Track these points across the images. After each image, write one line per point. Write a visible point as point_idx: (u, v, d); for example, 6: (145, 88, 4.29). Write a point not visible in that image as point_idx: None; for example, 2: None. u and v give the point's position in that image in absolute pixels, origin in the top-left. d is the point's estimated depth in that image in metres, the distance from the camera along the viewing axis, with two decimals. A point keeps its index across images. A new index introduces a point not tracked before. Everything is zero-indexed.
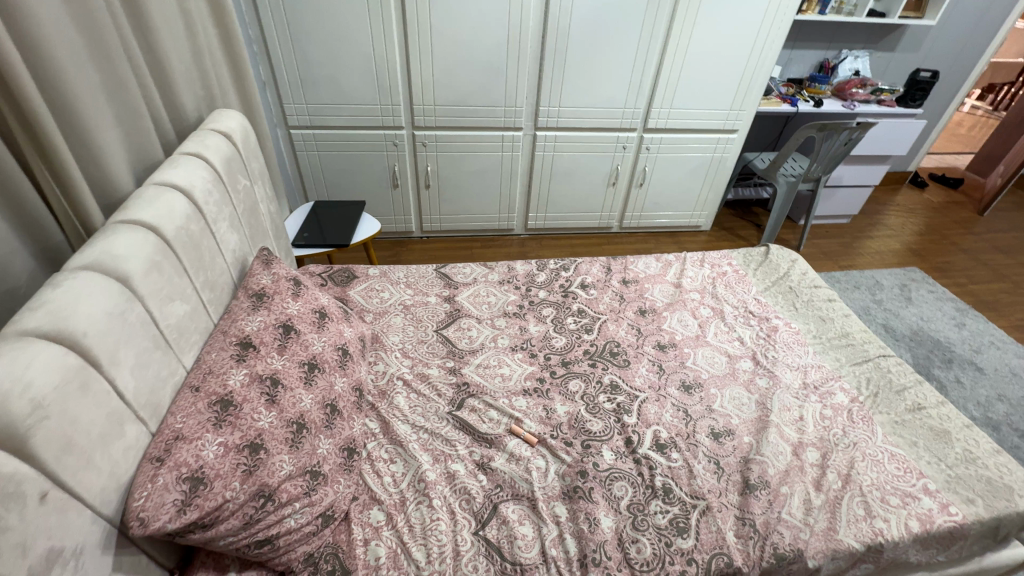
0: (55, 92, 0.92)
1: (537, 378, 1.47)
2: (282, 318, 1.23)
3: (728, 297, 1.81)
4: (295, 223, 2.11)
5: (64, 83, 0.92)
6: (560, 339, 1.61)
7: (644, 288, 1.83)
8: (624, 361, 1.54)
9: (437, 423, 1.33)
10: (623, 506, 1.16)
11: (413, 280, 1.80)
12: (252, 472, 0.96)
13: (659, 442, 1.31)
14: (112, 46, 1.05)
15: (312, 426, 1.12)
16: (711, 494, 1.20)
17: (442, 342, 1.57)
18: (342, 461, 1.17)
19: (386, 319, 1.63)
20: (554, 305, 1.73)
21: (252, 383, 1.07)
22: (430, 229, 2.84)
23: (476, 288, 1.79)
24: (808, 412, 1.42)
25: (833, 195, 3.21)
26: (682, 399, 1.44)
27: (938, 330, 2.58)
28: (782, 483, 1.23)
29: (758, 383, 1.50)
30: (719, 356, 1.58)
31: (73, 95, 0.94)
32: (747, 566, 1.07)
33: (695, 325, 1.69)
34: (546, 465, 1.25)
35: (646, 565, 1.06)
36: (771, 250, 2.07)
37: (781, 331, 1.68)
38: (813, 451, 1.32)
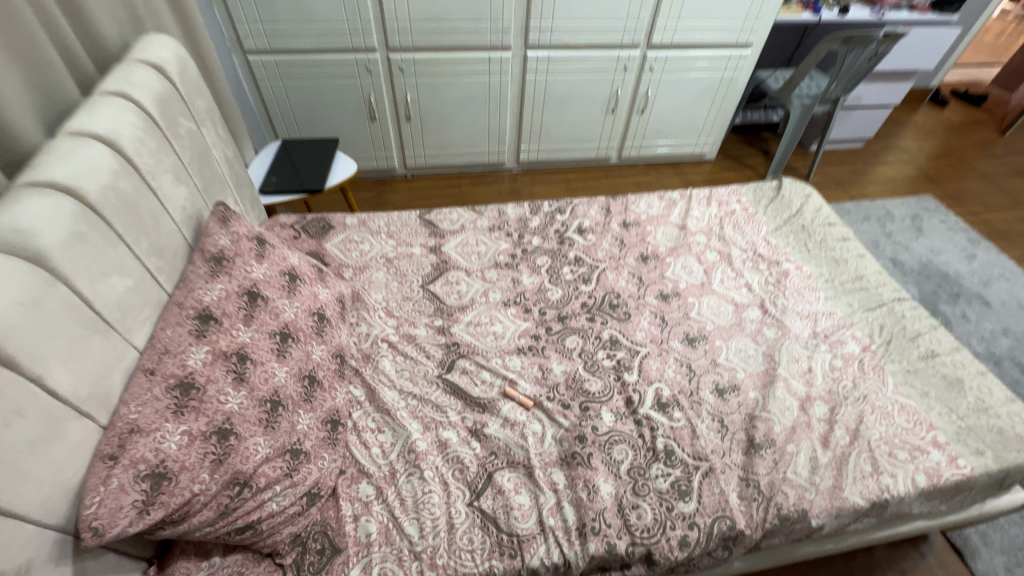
0: None
1: (531, 336, 1.38)
2: (246, 285, 1.10)
3: (736, 239, 1.68)
4: (263, 166, 1.90)
5: None
6: (556, 291, 1.49)
7: (646, 232, 1.69)
8: (625, 314, 1.44)
9: (426, 388, 1.25)
10: (623, 471, 1.11)
11: (395, 229, 1.65)
12: (223, 460, 0.88)
13: (661, 400, 1.25)
14: None
15: (289, 402, 1.04)
16: (714, 455, 1.15)
17: (429, 299, 1.46)
18: (326, 434, 1.10)
19: (366, 274, 1.51)
20: (549, 254, 1.60)
21: (216, 361, 0.97)
22: (414, 166, 2.63)
23: (464, 236, 1.64)
24: (816, 364, 1.35)
25: (849, 118, 2.97)
26: (686, 353, 1.36)
27: (947, 262, 2.49)
28: (788, 441, 1.18)
29: (765, 333, 1.41)
30: (725, 306, 1.48)
31: None
32: (750, 529, 1.05)
33: (700, 272, 1.58)
34: (543, 429, 1.18)
35: (646, 532, 1.03)
36: (784, 183, 1.90)
37: (792, 276, 1.57)
38: (821, 405, 1.26)
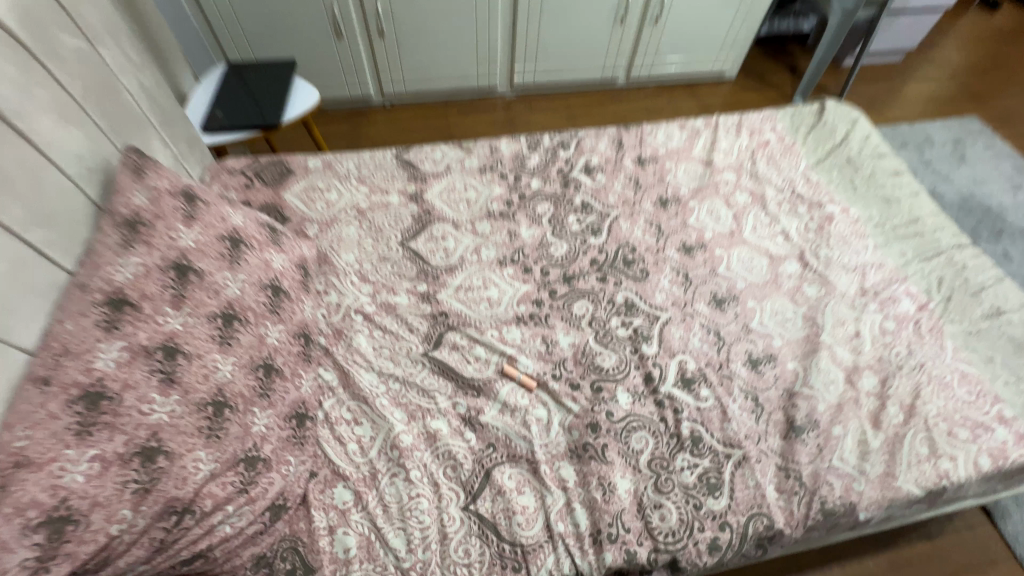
0: None
1: (533, 302, 1.17)
2: (171, 256, 0.87)
3: (771, 177, 1.43)
4: (207, 95, 1.58)
5: None
6: (560, 246, 1.26)
7: (665, 169, 1.43)
8: (642, 272, 1.22)
9: (409, 368, 1.06)
10: (643, 463, 0.95)
11: (368, 173, 1.38)
12: (151, 489, 0.71)
13: (685, 376, 1.07)
14: None
15: (239, 402, 0.85)
16: (748, 441, 0.99)
17: (410, 259, 1.23)
18: (290, 433, 0.92)
19: (334, 230, 1.26)
20: (551, 200, 1.35)
21: (134, 360, 0.76)
22: (392, 94, 2.28)
23: (450, 180, 1.38)
24: (865, 327, 1.15)
25: (891, 26, 2.59)
26: (713, 317, 1.16)
27: (991, 194, 2.24)
28: (833, 423, 1.01)
29: (806, 292, 1.21)
30: (759, 258, 1.26)
31: None
32: (789, 528, 0.91)
33: (729, 218, 1.34)
34: (548, 416, 1.01)
35: (671, 536, 0.89)
36: (827, 105, 1.60)
37: (837, 220, 1.34)
38: (871, 376, 1.08)
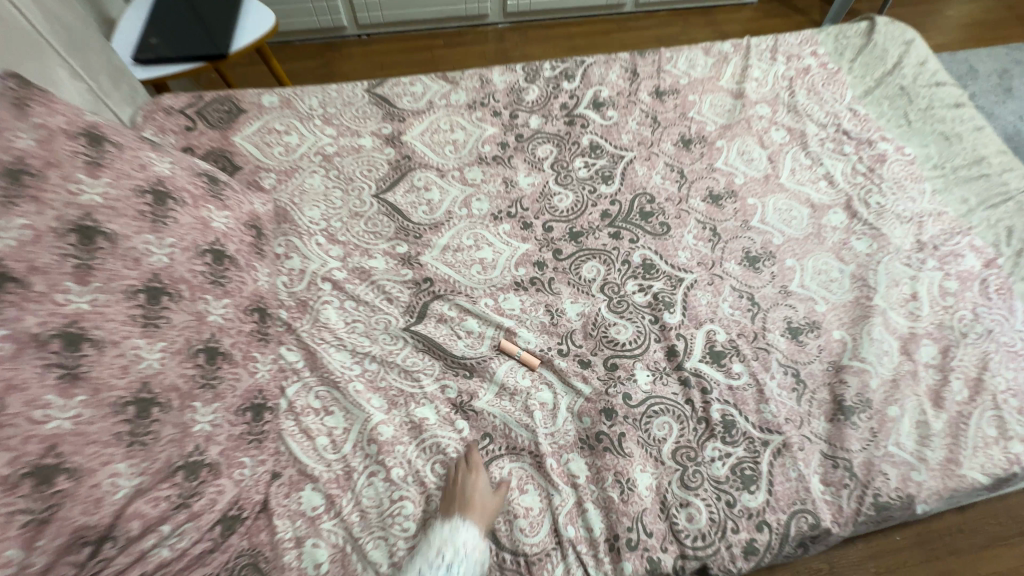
0: None
1: (534, 264, 0.98)
2: (71, 215, 0.66)
3: (812, 110, 1.21)
4: (139, 19, 1.31)
5: None
6: (565, 197, 1.07)
7: (687, 103, 1.21)
8: (662, 226, 1.03)
9: (389, 346, 0.90)
10: (667, 454, 0.81)
11: (334, 112, 1.16)
12: (49, 519, 0.55)
13: (715, 350, 0.91)
14: None
15: (173, 398, 0.69)
16: (789, 425, 0.84)
17: (387, 215, 1.03)
18: (244, 430, 0.76)
19: (296, 181, 1.06)
20: (554, 141, 1.14)
21: (21, 352, 0.57)
22: (368, 23, 1.98)
23: (433, 119, 1.16)
24: (923, 287, 0.98)
25: None
26: (746, 279, 0.99)
27: None
28: (888, 402, 0.86)
29: (854, 247, 1.03)
30: (799, 208, 1.08)
31: None
32: (837, 526, 0.78)
33: (764, 161, 1.14)
34: (554, 400, 0.86)
35: (700, 540, 0.76)
36: (878, 23, 1.35)
37: (889, 162, 1.14)
38: (929, 346, 0.93)
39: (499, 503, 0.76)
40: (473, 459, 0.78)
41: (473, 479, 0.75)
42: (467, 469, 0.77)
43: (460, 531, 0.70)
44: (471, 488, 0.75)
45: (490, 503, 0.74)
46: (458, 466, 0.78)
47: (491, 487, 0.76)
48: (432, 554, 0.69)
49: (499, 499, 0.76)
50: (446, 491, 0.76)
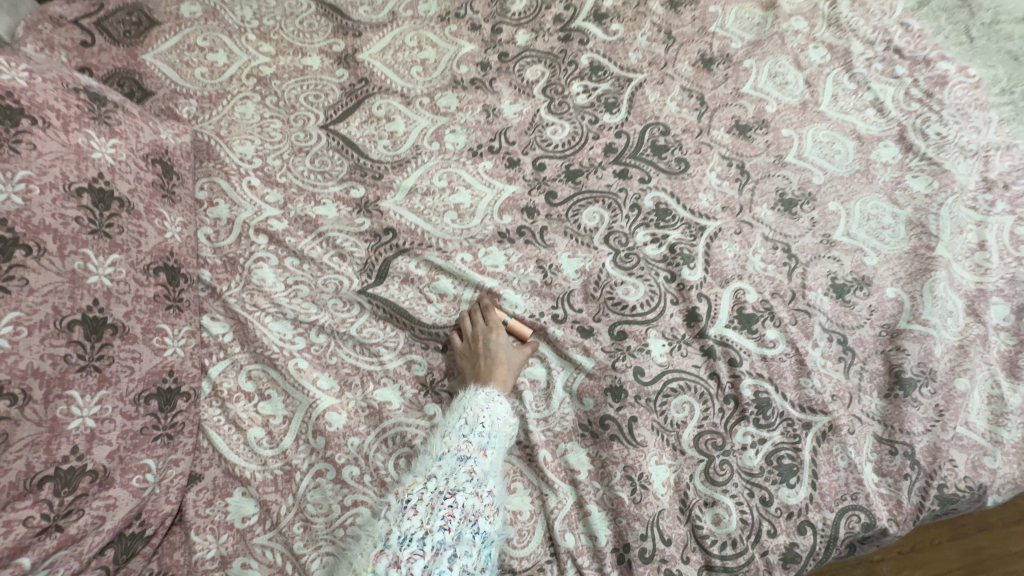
0: None
1: (522, 210, 0.80)
2: None
3: (857, 24, 1.00)
4: None
5: None
6: (561, 128, 0.87)
7: (708, 14, 0.99)
8: (678, 163, 0.84)
9: (341, 313, 0.72)
10: (687, 442, 0.65)
11: (272, 24, 0.93)
12: None
13: (744, 313, 0.74)
14: None
15: (33, 387, 0.50)
16: (836, 404, 0.69)
17: (340, 151, 0.83)
18: (147, 424, 0.59)
19: (223, 110, 0.84)
20: (546, 60, 0.93)
21: None
22: None
23: (396, 33, 0.94)
24: (993, 235, 0.81)
25: None
26: (780, 226, 0.81)
27: None
28: (956, 373, 0.71)
29: (911, 187, 0.85)
30: (843, 141, 0.89)
31: None
32: (895, 525, 0.64)
33: (800, 84, 0.94)
34: (547, 376, 0.69)
35: (729, 547, 0.61)
36: None
37: (950, 84, 0.94)
38: (1001, 305, 0.77)
39: (524, 359, 0.68)
40: (493, 316, 0.69)
41: (496, 337, 0.67)
42: (488, 327, 0.68)
43: (495, 399, 0.62)
44: (495, 347, 0.66)
45: (516, 360, 0.67)
46: (477, 324, 0.69)
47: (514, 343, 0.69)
48: (471, 418, 0.61)
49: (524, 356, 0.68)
50: (465, 351, 0.68)
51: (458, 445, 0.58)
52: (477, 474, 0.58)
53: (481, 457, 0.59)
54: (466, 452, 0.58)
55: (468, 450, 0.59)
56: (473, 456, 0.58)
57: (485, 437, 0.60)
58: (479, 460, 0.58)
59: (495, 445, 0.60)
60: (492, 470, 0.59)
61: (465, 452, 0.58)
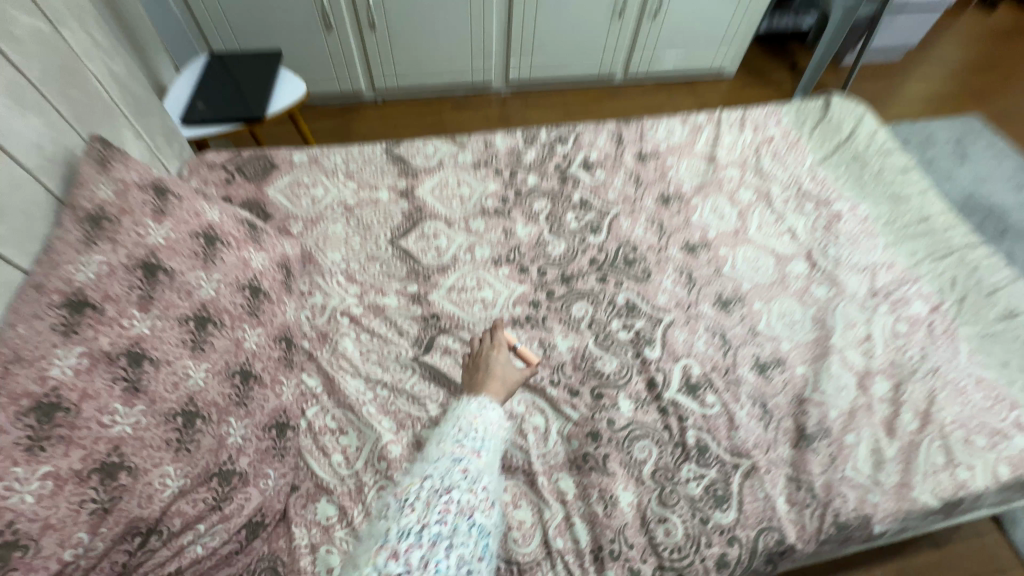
0: None
1: (529, 303, 1.11)
2: (138, 254, 0.80)
3: (776, 173, 1.38)
4: (189, 86, 1.51)
5: None
6: (558, 245, 1.21)
7: (666, 166, 1.37)
8: (643, 272, 1.17)
9: (398, 373, 1.01)
10: (647, 474, 0.90)
11: (356, 168, 1.32)
12: (111, 508, 0.64)
13: (690, 382, 1.01)
14: None
15: (213, 411, 0.79)
16: (757, 450, 0.94)
17: (401, 258, 1.17)
18: (270, 444, 0.86)
19: (320, 228, 1.20)
20: (549, 196, 1.29)
21: (95, 368, 0.70)
22: (384, 88, 2.25)
23: (443, 175, 1.32)
24: (877, 329, 1.10)
25: (894, 21, 2.56)
26: (718, 319, 1.11)
27: (993, 194, 2.20)
28: (846, 430, 0.96)
29: (815, 292, 1.16)
30: (765, 258, 1.21)
31: None
32: (802, 542, 0.86)
33: (734, 216, 1.29)
34: (546, 424, 0.95)
35: (676, 553, 0.83)
36: (833, 100, 1.55)
37: (845, 218, 1.29)
38: (883, 381, 1.03)
39: (520, 374, 0.93)
40: (498, 338, 0.97)
41: (495, 355, 0.93)
42: (491, 346, 0.95)
43: (486, 407, 0.83)
44: (494, 360, 0.93)
45: (511, 373, 0.92)
46: (484, 343, 0.96)
47: (510, 362, 0.94)
48: (465, 425, 0.81)
49: (515, 375, 0.92)
50: (471, 363, 0.94)
51: (452, 450, 0.77)
52: (470, 474, 0.75)
53: (473, 459, 0.77)
54: (459, 455, 0.76)
55: (462, 453, 0.77)
56: (467, 458, 0.76)
57: (476, 442, 0.79)
58: (471, 461, 0.76)
59: (485, 449, 0.79)
60: (483, 470, 0.76)
61: (458, 455, 0.76)
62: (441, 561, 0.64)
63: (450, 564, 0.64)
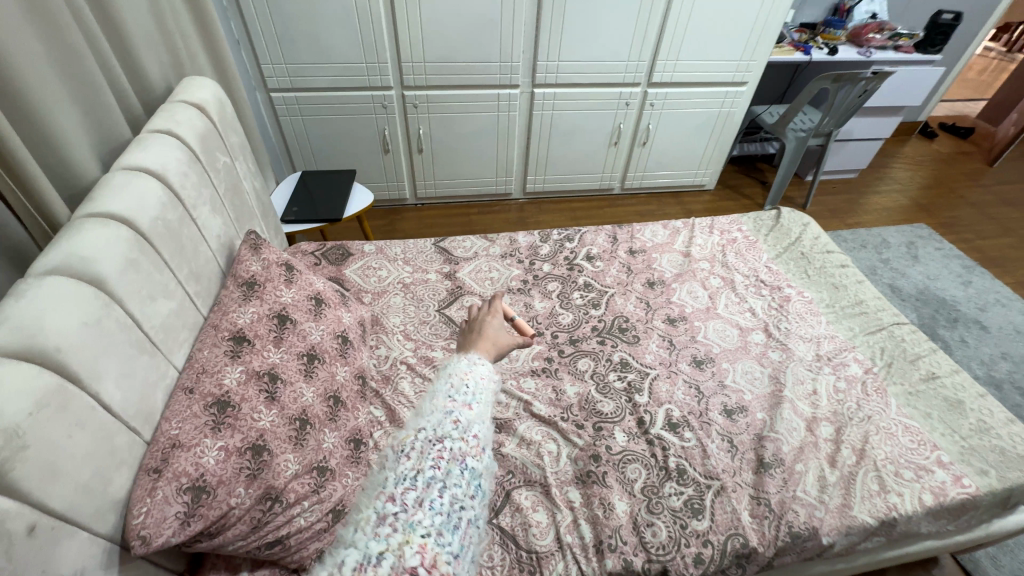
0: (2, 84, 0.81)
1: (545, 358, 1.42)
2: (276, 308, 1.15)
3: (738, 266, 1.75)
4: (286, 195, 1.99)
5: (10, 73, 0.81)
6: (567, 316, 1.55)
7: (651, 259, 1.75)
8: (634, 337, 1.49)
9: None
10: (637, 489, 1.15)
11: (411, 256, 1.72)
12: (257, 475, 0.92)
13: (671, 421, 1.28)
14: (69, 30, 0.93)
15: (317, 421, 1.07)
16: (725, 474, 1.19)
17: (445, 323, 1.51)
18: (351, 453, 1.11)
19: (385, 299, 1.56)
20: (560, 280, 1.66)
21: (250, 380, 1.01)
22: (424, 195, 2.77)
23: (478, 263, 1.71)
24: (821, 385, 1.39)
25: (843, 149, 3.12)
26: (694, 375, 1.41)
27: (943, 288, 2.54)
28: (796, 461, 1.22)
29: (771, 356, 1.46)
30: (730, 329, 1.54)
31: (24, 91, 0.83)
32: (763, 546, 1.08)
33: (706, 297, 1.63)
34: (558, 449, 1.22)
35: (661, 549, 1.06)
36: (782, 212, 1.98)
37: (793, 300, 1.63)
38: (827, 426, 1.30)
39: (511, 341, 1.15)
40: (494, 307, 1.23)
41: (489, 319, 1.18)
42: (487, 313, 1.20)
43: (475, 362, 1.02)
44: (487, 324, 1.17)
45: (502, 337, 1.15)
46: (481, 311, 1.22)
47: (501, 329, 1.17)
48: (456, 379, 0.98)
49: (505, 339, 1.14)
50: (466, 325, 1.18)
51: (444, 404, 0.93)
52: (461, 424, 0.91)
53: (465, 410, 0.93)
54: (451, 407, 0.92)
55: (454, 406, 0.93)
56: (459, 410, 0.92)
57: (467, 396, 0.95)
58: (462, 413, 0.92)
59: (475, 401, 0.95)
60: (473, 419, 0.93)
61: (450, 408, 0.92)
62: (435, 499, 0.79)
63: (443, 501, 0.80)
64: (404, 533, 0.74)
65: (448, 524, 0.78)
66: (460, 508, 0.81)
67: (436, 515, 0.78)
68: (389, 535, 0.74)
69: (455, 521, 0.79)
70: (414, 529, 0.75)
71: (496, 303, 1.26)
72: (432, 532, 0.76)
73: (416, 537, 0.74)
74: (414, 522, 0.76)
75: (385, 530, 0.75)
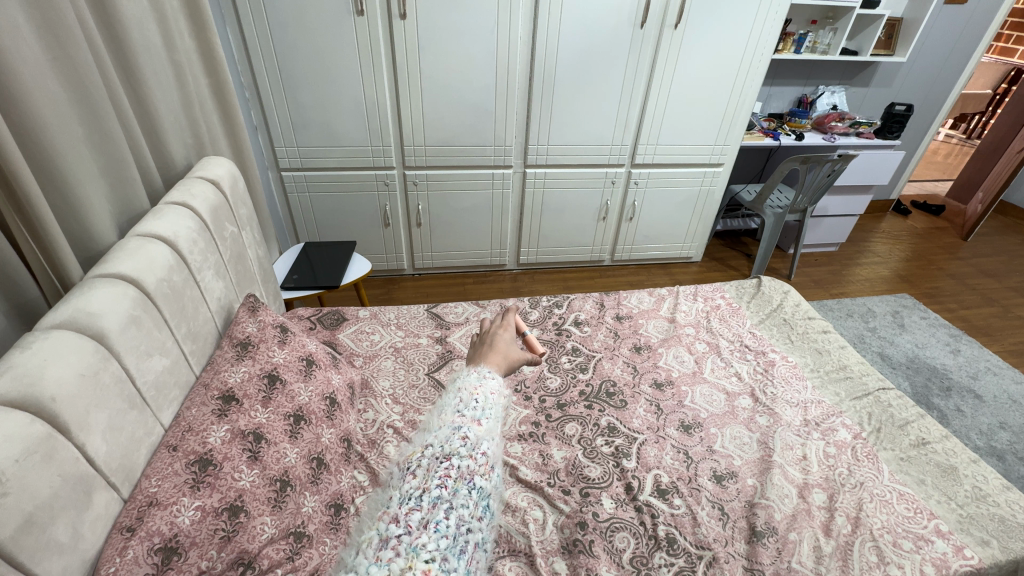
0: (42, 160, 0.91)
1: (532, 422, 1.42)
2: (267, 368, 1.16)
3: (723, 332, 1.79)
4: (286, 264, 2.09)
5: (50, 151, 0.92)
6: (555, 379, 1.57)
7: (638, 325, 1.80)
8: (621, 402, 1.50)
9: None
10: (626, 560, 1.11)
11: (404, 321, 1.78)
12: (232, 538, 0.89)
13: (660, 487, 1.26)
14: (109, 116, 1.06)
15: (297, 483, 1.03)
16: (717, 543, 1.15)
17: (434, 387, 1.52)
18: (330, 519, 1.05)
19: (375, 363, 1.59)
20: (549, 344, 1.69)
21: (233, 439, 1.00)
22: (422, 266, 2.89)
23: (468, 328, 1.77)
24: (811, 451, 1.38)
25: (821, 224, 3.29)
26: (682, 439, 1.40)
27: (933, 357, 2.57)
28: (790, 529, 1.18)
29: (758, 421, 1.47)
30: (717, 394, 1.55)
31: (58, 167, 0.94)
32: None
33: (691, 361, 1.66)
34: (544, 516, 1.19)
35: None
36: (762, 281, 2.06)
37: (778, 365, 1.66)
38: (820, 492, 1.28)
39: (523, 355, 1.23)
40: (508, 318, 1.31)
41: (501, 333, 1.25)
42: (500, 326, 1.28)
43: (487, 377, 1.10)
44: (500, 337, 1.24)
45: (513, 351, 1.22)
46: (495, 322, 1.30)
47: (512, 343, 1.25)
48: (467, 395, 1.04)
49: (515, 353, 1.21)
50: (477, 339, 1.27)
51: (453, 419, 0.99)
52: (469, 440, 0.96)
53: (473, 426, 0.99)
54: (461, 422, 0.99)
55: (463, 421, 0.99)
56: (467, 426, 0.98)
57: (476, 410, 1.01)
58: (471, 429, 0.98)
59: (484, 416, 1.01)
60: (481, 435, 0.98)
61: (459, 423, 0.98)
62: (440, 521, 0.83)
63: (448, 523, 0.83)
64: (408, 558, 0.78)
65: (453, 548, 0.82)
66: (467, 530, 0.85)
67: (441, 538, 0.81)
68: (391, 560, 0.77)
69: (461, 545, 0.83)
70: (417, 554, 0.78)
71: (509, 317, 1.33)
72: (437, 558, 0.79)
73: (419, 563, 0.77)
74: (418, 545, 0.79)
75: (387, 554, 0.78)
